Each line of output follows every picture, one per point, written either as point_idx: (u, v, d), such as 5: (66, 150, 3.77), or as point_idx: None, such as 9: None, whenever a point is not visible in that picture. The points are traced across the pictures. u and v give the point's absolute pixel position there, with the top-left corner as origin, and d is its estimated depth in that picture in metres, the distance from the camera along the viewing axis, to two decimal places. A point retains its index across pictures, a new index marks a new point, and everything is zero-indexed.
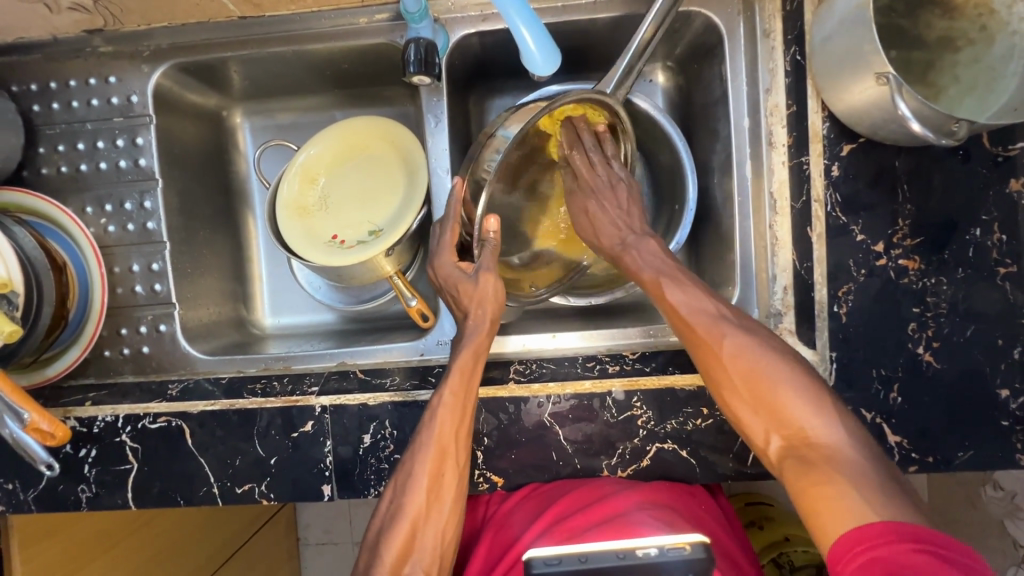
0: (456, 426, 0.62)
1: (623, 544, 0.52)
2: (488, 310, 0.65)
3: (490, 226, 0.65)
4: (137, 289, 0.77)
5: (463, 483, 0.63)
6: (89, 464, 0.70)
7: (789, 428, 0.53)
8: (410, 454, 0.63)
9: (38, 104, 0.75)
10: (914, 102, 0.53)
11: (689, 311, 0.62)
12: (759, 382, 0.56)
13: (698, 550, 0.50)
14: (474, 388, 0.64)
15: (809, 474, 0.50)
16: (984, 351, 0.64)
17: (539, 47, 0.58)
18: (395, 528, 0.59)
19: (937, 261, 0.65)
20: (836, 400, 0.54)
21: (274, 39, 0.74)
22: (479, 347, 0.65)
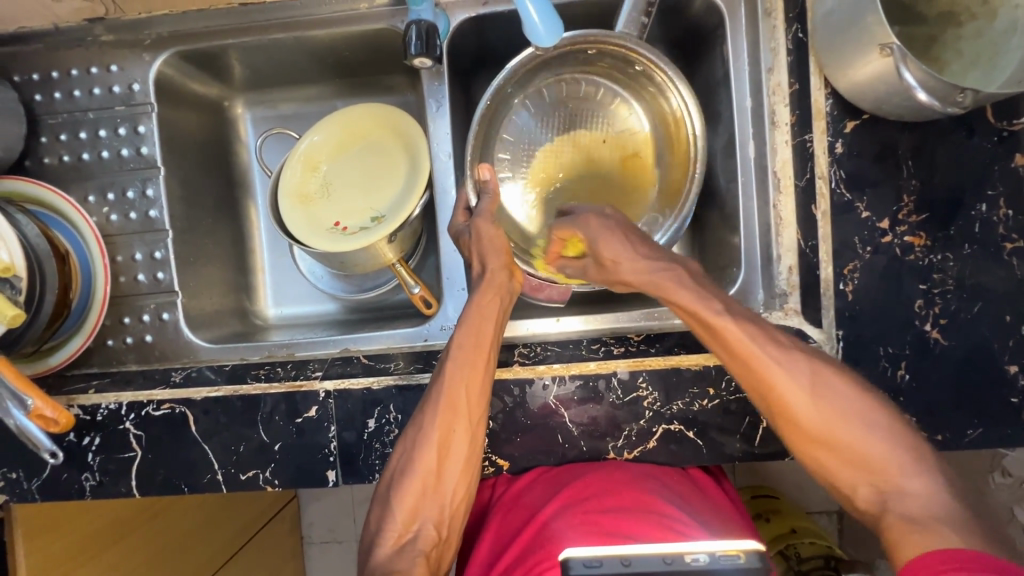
0: (467, 384, 0.61)
1: (671, 547, 0.46)
2: (489, 261, 0.66)
3: (484, 175, 0.68)
4: (140, 277, 0.77)
5: (475, 442, 0.62)
6: (92, 452, 0.69)
7: (873, 478, 0.53)
8: (421, 409, 0.63)
9: (40, 93, 0.75)
10: (918, 72, 0.53)
11: (755, 354, 0.57)
12: (832, 428, 0.54)
13: (754, 560, 0.44)
14: (487, 345, 0.63)
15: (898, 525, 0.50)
16: (991, 327, 0.64)
17: (541, 19, 0.58)
18: (406, 484, 0.61)
19: (943, 237, 0.64)
20: (913, 440, 0.54)
21: (275, 26, 0.74)
22: (485, 302, 0.65)
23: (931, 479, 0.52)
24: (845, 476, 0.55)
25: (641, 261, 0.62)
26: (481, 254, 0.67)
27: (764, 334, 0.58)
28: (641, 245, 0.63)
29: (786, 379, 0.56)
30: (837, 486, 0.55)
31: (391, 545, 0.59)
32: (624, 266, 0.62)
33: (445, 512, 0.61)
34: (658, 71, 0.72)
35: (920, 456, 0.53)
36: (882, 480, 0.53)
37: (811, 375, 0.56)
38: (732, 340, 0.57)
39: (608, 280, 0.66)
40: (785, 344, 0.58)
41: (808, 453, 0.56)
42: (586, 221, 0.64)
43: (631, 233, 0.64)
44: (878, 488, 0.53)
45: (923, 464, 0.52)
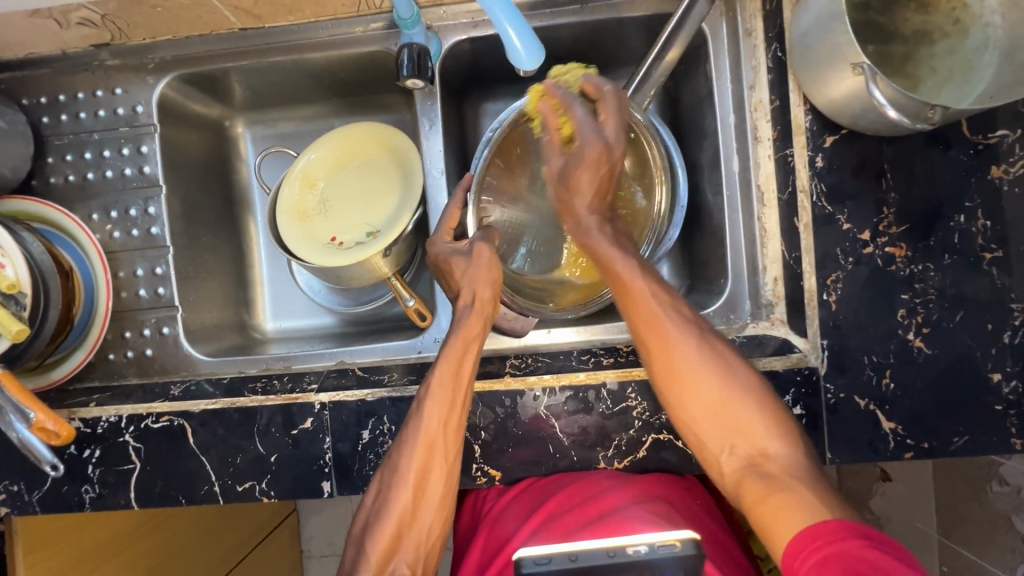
0: (444, 420, 0.62)
1: (615, 542, 0.53)
2: (479, 291, 0.67)
3: (542, 109, 0.64)
4: (141, 292, 0.79)
5: (451, 476, 0.64)
6: (92, 465, 0.71)
7: (740, 440, 0.57)
8: (399, 446, 0.64)
9: (48, 115, 0.78)
10: (889, 90, 0.55)
11: (650, 307, 0.61)
12: (713, 387, 0.59)
13: (688, 547, 0.50)
14: (464, 380, 0.64)
15: (766, 488, 0.53)
16: (974, 336, 0.65)
17: (524, 44, 0.55)
18: (383, 523, 0.61)
19: (923, 247, 0.66)
20: (787, 417, 0.58)
21: (273, 49, 0.77)
22: (468, 334, 0.66)
23: (791, 443, 0.56)
24: (715, 438, 0.58)
25: (597, 230, 0.65)
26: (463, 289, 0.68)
27: (660, 291, 0.62)
28: (602, 219, 0.66)
29: (679, 339, 0.60)
30: (704, 450, 0.59)
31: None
32: (579, 203, 0.64)
33: (420, 550, 0.61)
34: (650, 145, 0.74)
35: (783, 421, 0.58)
36: (748, 442, 0.57)
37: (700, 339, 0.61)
38: (636, 295, 0.62)
39: (563, 205, 0.66)
40: (687, 315, 0.62)
41: (681, 420, 0.60)
42: (593, 145, 0.62)
43: (604, 181, 0.64)
44: (743, 450, 0.57)
45: (785, 432, 0.57)
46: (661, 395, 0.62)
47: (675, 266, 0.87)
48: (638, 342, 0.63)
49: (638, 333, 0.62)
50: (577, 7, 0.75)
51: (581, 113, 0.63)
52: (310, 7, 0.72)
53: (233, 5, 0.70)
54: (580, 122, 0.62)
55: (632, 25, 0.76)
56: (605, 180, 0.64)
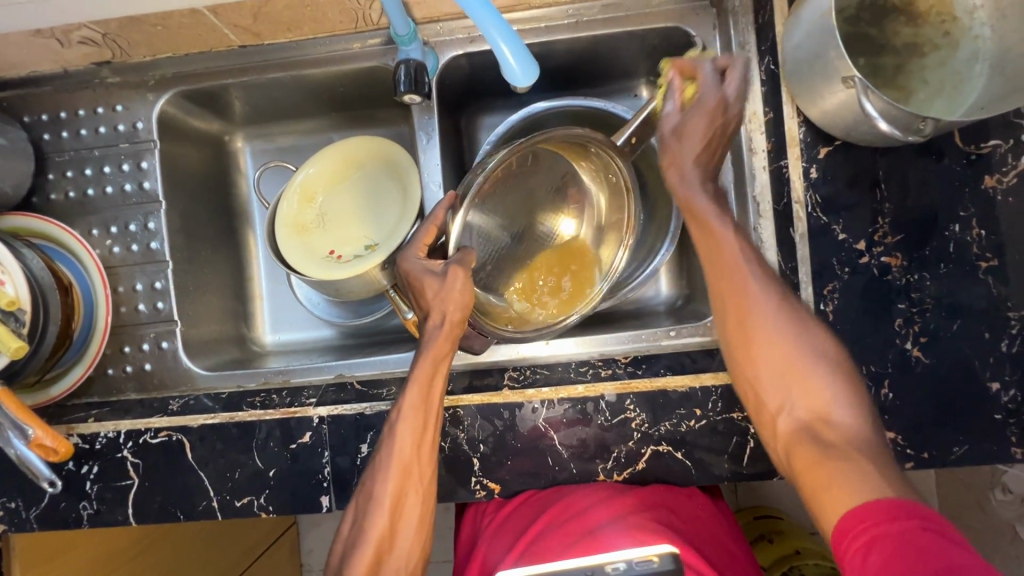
0: (417, 444, 0.63)
1: (593, 560, 0.56)
2: (449, 311, 0.63)
3: (672, 74, 0.65)
4: (140, 307, 0.79)
5: (428, 501, 0.63)
6: (91, 481, 0.70)
7: (801, 398, 0.56)
8: (374, 473, 0.63)
9: (49, 132, 0.79)
10: (880, 102, 0.55)
11: (727, 257, 0.61)
12: (787, 340, 0.58)
13: (667, 562, 0.54)
14: (434, 404, 0.64)
15: (823, 451, 0.52)
16: (971, 345, 0.65)
17: (519, 61, 0.54)
18: (359, 550, 0.60)
19: (919, 257, 0.66)
20: (856, 383, 0.57)
21: (272, 65, 0.78)
22: (439, 356, 0.65)
23: (857, 410, 0.55)
24: (775, 394, 0.58)
25: (696, 188, 0.64)
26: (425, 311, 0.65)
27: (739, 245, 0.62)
28: (704, 173, 0.65)
29: (756, 286, 0.60)
30: (761, 408, 0.59)
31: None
32: (678, 153, 0.64)
33: None
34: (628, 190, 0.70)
35: (852, 386, 0.56)
36: (810, 400, 0.56)
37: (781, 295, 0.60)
38: (719, 250, 0.62)
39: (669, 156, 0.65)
40: (763, 264, 0.62)
41: (748, 374, 0.59)
42: (712, 96, 0.63)
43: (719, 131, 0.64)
44: (802, 408, 0.56)
45: (850, 396, 0.56)
46: (727, 343, 0.61)
47: (673, 276, 0.87)
48: (715, 300, 0.63)
49: (717, 288, 0.62)
50: (572, 22, 0.75)
51: (706, 70, 0.64)
52: (308, 24, 0.73)
53: (233, 23, 0.71)
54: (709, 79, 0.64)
55: (627, 39, 0.77)
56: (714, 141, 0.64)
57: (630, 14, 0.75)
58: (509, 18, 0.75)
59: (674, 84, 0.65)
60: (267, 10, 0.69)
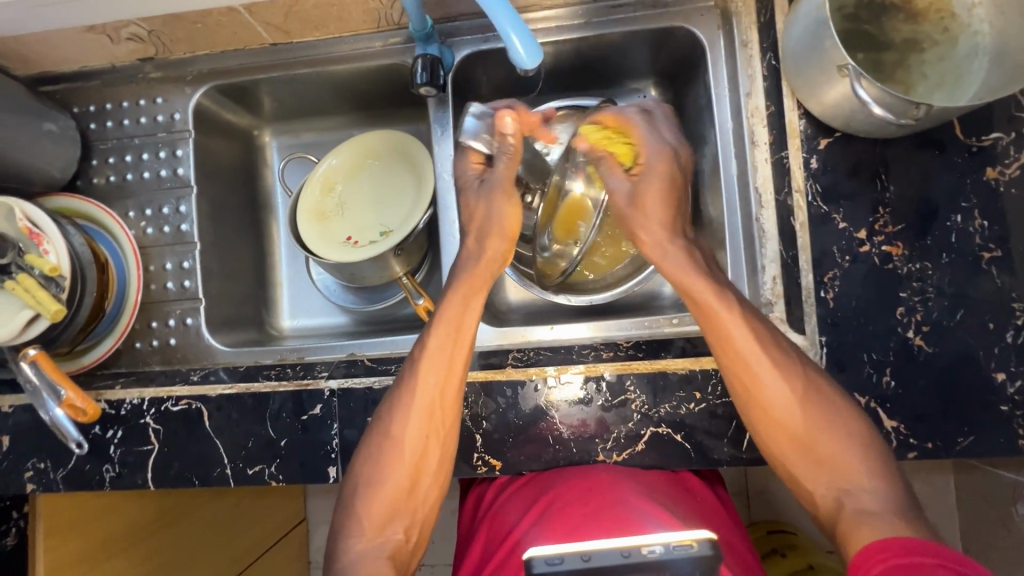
0: (442, 381, 0.65)
1: (628, 542, 0.53)
2: (491, 246, 0.71)
3: (505, 125, 0.69)
4: (168, 285, 0.83)
5: (449, 445, 0.66)
6: (115, 445, 0.74)
7: (834, 474, 0.60)
8: (395, 405, 0.66)
9: (95, 122, 0.85)
10: (873, 89, 0.58)
11: (743, 343, 0.63)
12: (809, 425, 0.61)
13: (704, 547, 0.51)
14: (464, 340, 0.67)
15: (852, 518, 0.57)
16: (974, 334, 0.65)
17: (524, 44, 0.57)
18: (380, 489, 0.64)
19: (920, 246, 0.67)
20: (885, 454, 0.60)
21: (300, 62, 0.84)
22: (473, 292, 0.69)
23: (889, 482, 0.58)
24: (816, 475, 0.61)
25: (633, 212, 0.70)
26: (488, 231, 0.72)
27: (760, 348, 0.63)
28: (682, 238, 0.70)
29: (770, 378, 0.62)
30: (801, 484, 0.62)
31: (364, 554, 0.62)
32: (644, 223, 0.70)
33: (417, 518, 0.65)
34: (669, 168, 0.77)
35: (881, 460, 0.59)
36: (844, 479, 0.59)
37: (804, 377, 0.62)
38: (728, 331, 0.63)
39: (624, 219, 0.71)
40: (784, 347, 0.64)
41: (781, 455, 0.63)
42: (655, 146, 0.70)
43: (673, 181, 0.70)
44: (840, 485, 0.59)
45: (879, 468, 0.59)
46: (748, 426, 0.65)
47: None
48: (733, 393, 0.64)
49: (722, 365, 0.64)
50: (581, 22, 0.79)
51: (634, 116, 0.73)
52: (335, 23, 0.78)
53: (266, 21, 0.76)
54: (646, 128, 0.71)
55: (634, 39, 0.80)
56: (671, 188, 0.70)
57: (638, 14, 0.79)
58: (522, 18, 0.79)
59: (512, 138, 0.70)
60: (297, 8, 0.74)
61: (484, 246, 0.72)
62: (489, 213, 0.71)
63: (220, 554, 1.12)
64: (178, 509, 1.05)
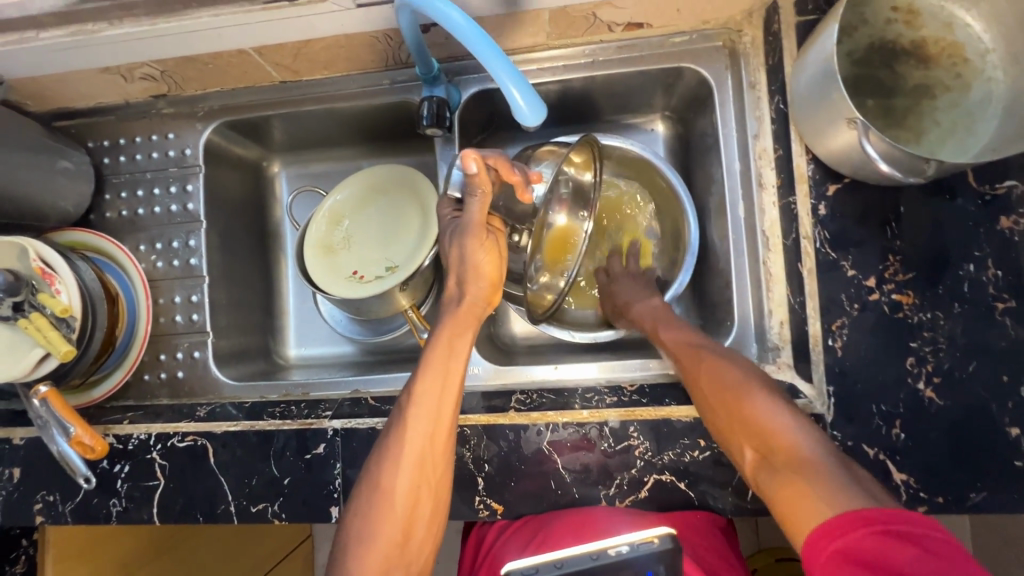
0: (433, 426, 0.63)
1: (596, 546, 0.56)
2: (469, 287, 0.67)
3: (469, 165, 0.61)
4: (177, 318, 0.84)
5: (442, 491, 0.64)
6: (122, 479, 0.75)
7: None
8: (383, 453, 0.63)
9: (109, 157, 0.87)
10: (881, 144, 0.57)
11: (707, 366, 0.64)
12: (773, 432, 0.55)
13: (665, 542, 0.55)
14: (453, 382, 0.65)
15: (788, 510, 0.48)
16: (987, 387, 0.64)
17: (526, 102, 0.57)
18: (371, 547, 0.60)
19: (932, 295, 0.66)
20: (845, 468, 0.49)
21: (309, 99, 0.84)
22: (462, 326, 0.67)
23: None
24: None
25: (641, 306, 0.79)
26: (463, 278, 0.68)
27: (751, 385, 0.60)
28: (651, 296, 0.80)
29: (723, 382, 0.61)
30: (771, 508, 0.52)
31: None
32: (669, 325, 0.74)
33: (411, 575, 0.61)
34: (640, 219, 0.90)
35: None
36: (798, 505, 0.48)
37: (750, 390, 0.59)
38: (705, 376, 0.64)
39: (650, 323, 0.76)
40: (748, 370, 0.62)
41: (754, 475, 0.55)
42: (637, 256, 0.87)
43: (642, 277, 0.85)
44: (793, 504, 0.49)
45: (843, 485, 0.47)
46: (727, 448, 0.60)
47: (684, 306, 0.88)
48: (705, 412, 0.63)
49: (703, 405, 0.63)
50: (588, 62, 0.79)
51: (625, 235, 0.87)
52: (343, 63, 0.79)
53: (275, 62, 0.77)
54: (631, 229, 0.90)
55: (641, 77, 0.80)
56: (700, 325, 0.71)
57: (644, 54, 0.78)
58: (530, 57, 0.80)
59: (478, 181, 0.63)
60: (305, 50, 0.75)
61: (465, 286, 0.68)
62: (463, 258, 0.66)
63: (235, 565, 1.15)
64: (184, 532, 1.06)
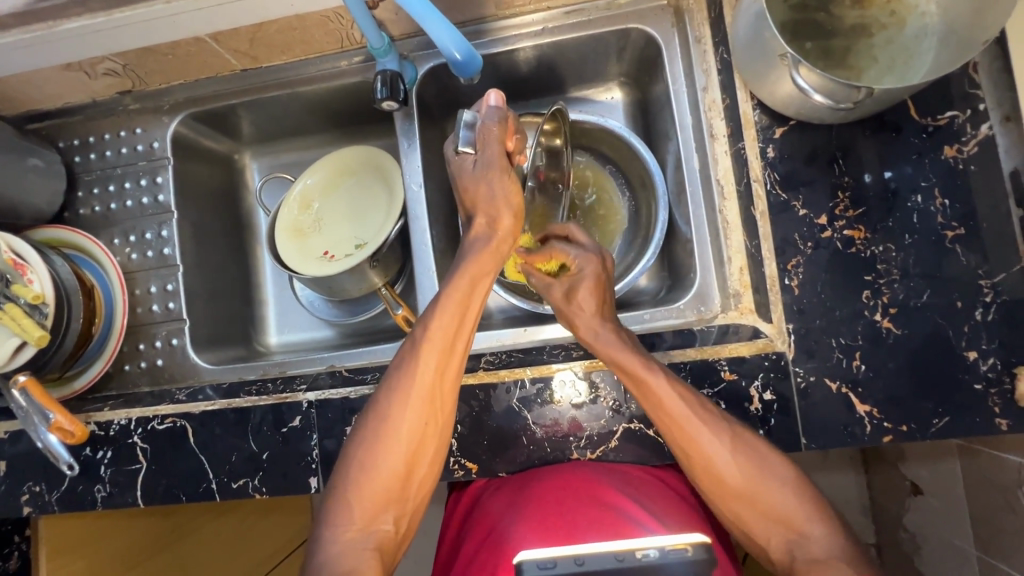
0: (441, 367, 0.65)
1: (622, 545, 0.48)
2: (500, 220, 0.70)
3: (494, 100, 0.69)
4: (153, 307, 0.86)
5: (444, 435, 0.66)
6: (105, 465, 0.77)
7: (781, 527, 0.62)
8: (391, 395, 0.65)
9: (80, 155, 0.89)
10: (811, 76, 0.59)
11: (666, 395, 0.64)
12: (749, 478, 0.63)
13: (699, 551, 0.47)
14: (468, 322, 0.67)
15: (772, 530, 0.63)
16: (943, 313, 0.65)
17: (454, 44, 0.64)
18: (373, 477, 0.63)
19: (883, 228, 0.67)
20: (817, 496, 0.63)
21: (270, 85, 0.86)
22: (483, 269, 0.69)
23: (826, 522, 0.62)
24: (770, 535, 0.63)
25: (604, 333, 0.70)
26: (494, 215, 0.70)
27: (693, 412, 0.64)
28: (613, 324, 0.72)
29: (664, 393, 0.64)
30: (752, 540, 0.64)
31: (350, 545, 0.61)
32: (578, 316, 0.73)
33: (407, 507, 0.65)
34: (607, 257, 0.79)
35: (816, 502, 0.63)
36: (791, 530, 0.62)
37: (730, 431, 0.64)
38: (670, 408, 0.63)
39: (559, 310, 0.75)
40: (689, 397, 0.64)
41: (730, 506, 0.64)
42: (588, 262, 0.76)
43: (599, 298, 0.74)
44: (789, 538, 0.62)
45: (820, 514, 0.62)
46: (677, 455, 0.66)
47: (654, 267, 0.89)
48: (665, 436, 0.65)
49: (669, 436, 0.65)
50: (539, 29, 0.81)
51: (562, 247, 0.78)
52: (300, 46, 0.81)
53: (232, 48, 0.79)
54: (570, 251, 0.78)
55: (591, 42, 0.82)
56: (602, 281, 0.75)
57: (593, 18, 0.80)
58: (481, 28, 0.81)
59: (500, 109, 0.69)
60: (260, 34, 0.77)
61: (496, 227, 0.70)
62: (492, 192, 0.69)
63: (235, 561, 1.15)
64: (182, 529, 1.07)
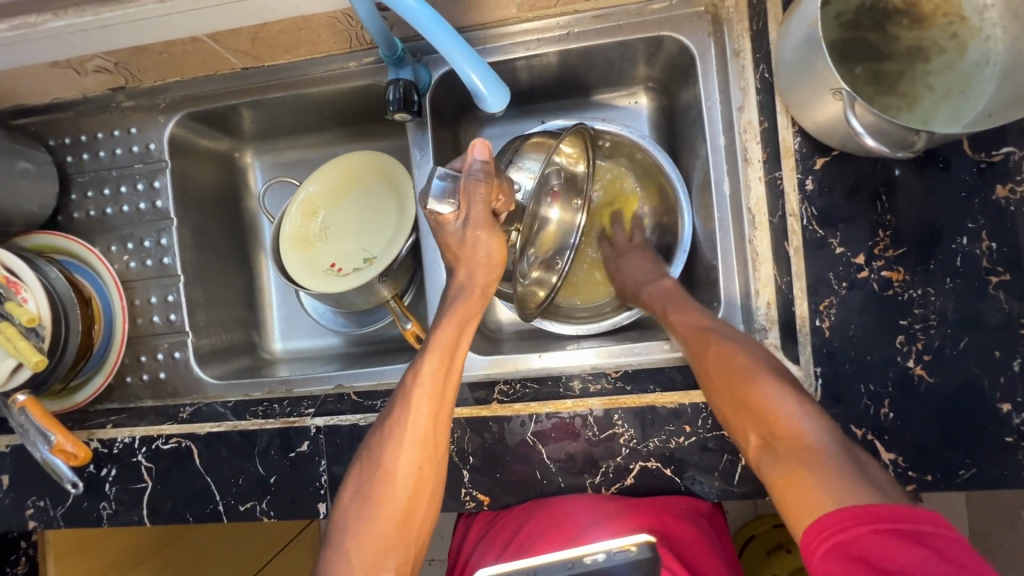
0: (434, 411, 0.63)
1: (572, 551, 0.49)
2: (477, 275, 0.67)
3: (479, 151, 0.63)
4: (154, 319, 0.83)
5: (439, 473, 0.64)
6: (109, 482, 0.76)
7: (768, 423, 0.56)
8: (381, 444, 0.63)
9: (71, 155, 0.84)
10: (867, 117, 0.54)
11: (690, 316, 0.70)
12: (749, 378, 0.60)
13: (643, 550, 0.47)
14: (457, 364, 0.65)
15: (757, 419, 0.57)
16: (979, 363, 0.62)
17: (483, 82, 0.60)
18: (370, 523, 0.61)
19: (922, 271, 0.63)
20: (813, 402, 0.57)
21: (274, 86, 0.81)
22: (468, 315, 0.67)
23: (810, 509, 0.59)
24: (754, 426, 0.57)
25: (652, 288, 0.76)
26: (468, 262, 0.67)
27: (710, 329, 0.67)
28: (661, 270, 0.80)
29: (690, 311, 0.71)
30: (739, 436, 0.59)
31: None
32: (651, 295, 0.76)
33: (409, 552, 0.62)
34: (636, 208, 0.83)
35: None
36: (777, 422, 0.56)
37: (737, 338, 0.65)
38: (684, 326, 0.69)
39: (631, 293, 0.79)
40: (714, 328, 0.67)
41: (725, 410, 0.61)
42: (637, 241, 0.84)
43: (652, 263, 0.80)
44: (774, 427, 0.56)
45: (813, 414, 0.55)
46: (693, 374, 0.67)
47: None
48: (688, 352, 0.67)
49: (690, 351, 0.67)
50: (563, 34, 0.75)
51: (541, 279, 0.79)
52: (304, 46, 0.75)
53: (233, 48, 0.73)
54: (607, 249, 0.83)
55: (619, 48, 0.76)
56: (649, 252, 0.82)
57: (623, 22, 0.74)
58: (501, 32, 0.76)
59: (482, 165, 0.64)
60: (263, 34, 0.71)
61: (473, 273, 0.67)
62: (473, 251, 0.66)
63: (241, 553, 1.17)
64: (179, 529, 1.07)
